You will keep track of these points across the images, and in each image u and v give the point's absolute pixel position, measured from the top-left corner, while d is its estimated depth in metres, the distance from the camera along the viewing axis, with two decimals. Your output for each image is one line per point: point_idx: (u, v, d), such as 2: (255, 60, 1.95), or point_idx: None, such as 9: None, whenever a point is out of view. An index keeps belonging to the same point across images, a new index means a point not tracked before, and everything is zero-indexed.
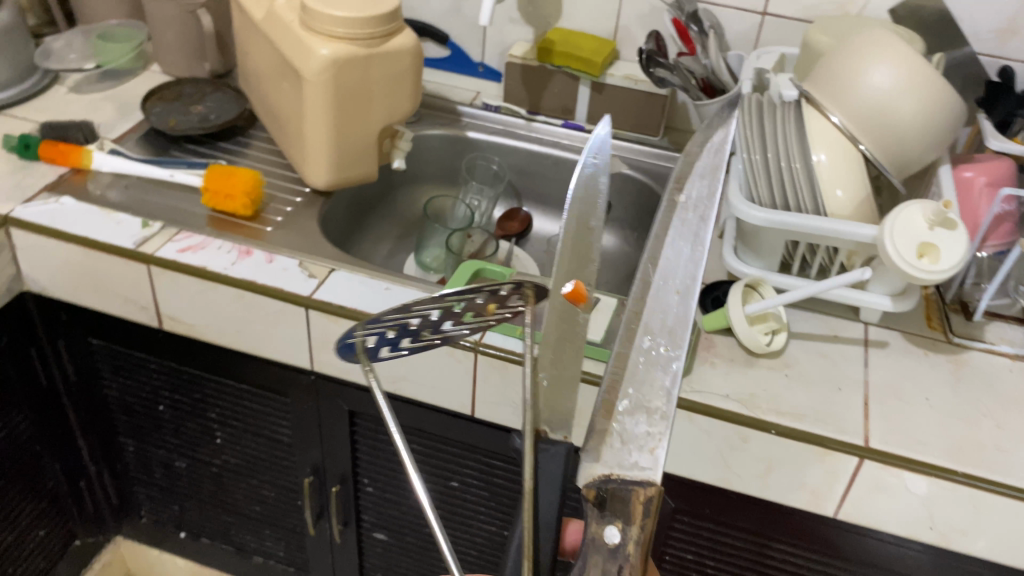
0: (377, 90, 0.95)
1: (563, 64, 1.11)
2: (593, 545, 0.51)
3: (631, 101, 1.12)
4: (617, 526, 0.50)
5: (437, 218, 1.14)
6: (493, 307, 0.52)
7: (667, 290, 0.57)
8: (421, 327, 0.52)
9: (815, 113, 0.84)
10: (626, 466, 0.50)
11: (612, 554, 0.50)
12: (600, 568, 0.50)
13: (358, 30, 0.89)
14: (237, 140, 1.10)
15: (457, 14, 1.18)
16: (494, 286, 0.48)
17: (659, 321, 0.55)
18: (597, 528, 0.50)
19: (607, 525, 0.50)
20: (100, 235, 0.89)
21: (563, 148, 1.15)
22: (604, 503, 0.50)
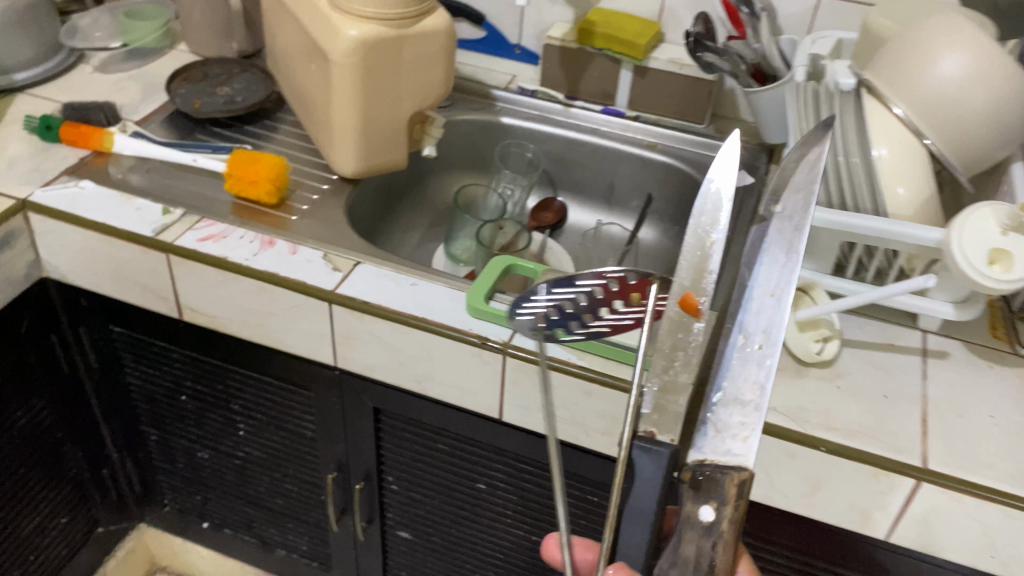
0: (408, 72, 0.90)
1: (605, 46, 1.05)
2: (688, 521, 0.51)
3: (675, 86, 1.07)
4: (710, 506, 0.50)
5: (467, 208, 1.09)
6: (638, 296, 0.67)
7: (757, 288, 0.51)
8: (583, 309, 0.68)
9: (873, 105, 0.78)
10: (719, 452, 0.50)
11: (707, 530, 0.50)
12: (695, 543, 0.51)
13: (388, 10, 0.85)
14: (264, 124, 1.06)
15: None
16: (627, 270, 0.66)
17: (750, 320, 0.51)
18: (691, 508, 0.50)
19: (702, 505, 0.50)
20: (119, 222, 0.86)
21: (602, 135, 1.10)
22: (698, 484, 0.50)
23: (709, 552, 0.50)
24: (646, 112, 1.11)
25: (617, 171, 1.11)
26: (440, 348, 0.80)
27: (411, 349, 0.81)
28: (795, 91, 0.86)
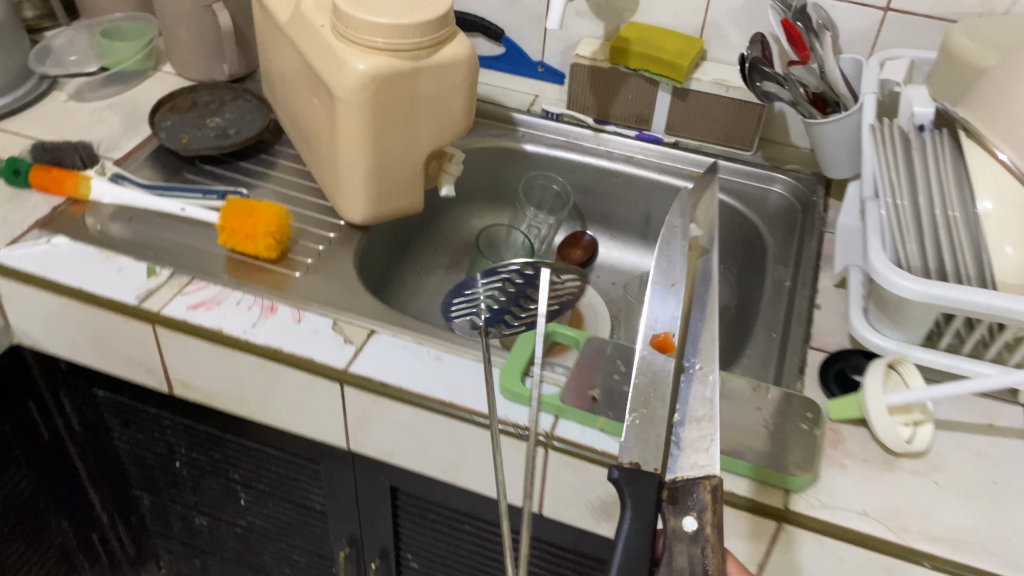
0: (425, 108, 0.79)
1: (639, 67, 0.94)
2: (674, 535, 0.52)
3: (719, 109, 0.96)
4: (692, 515, 0.52)
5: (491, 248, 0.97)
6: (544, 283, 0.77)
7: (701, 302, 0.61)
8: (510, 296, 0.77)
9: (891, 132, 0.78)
10: (688, 470, 0.54)
11: (693, 539, 0.51)
12: (687, 555, 0.51)
13: (401, 39, 0.73)
14: (261, 159, 0.95)
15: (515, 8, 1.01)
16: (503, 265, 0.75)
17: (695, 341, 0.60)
18: (674, 522, 0.52)
19: (684, 516, 0.52)
20: (99, 288, 0.75)
21: (637, 164, 0.99)
22: (678, 497, 0.53)
23: (702, 559, 0.51)
24: (686, 138, 1.00)
25: (654, 205, 1.00)
26: (469, 436, 0.69)
27: (436, 435, 0.71)
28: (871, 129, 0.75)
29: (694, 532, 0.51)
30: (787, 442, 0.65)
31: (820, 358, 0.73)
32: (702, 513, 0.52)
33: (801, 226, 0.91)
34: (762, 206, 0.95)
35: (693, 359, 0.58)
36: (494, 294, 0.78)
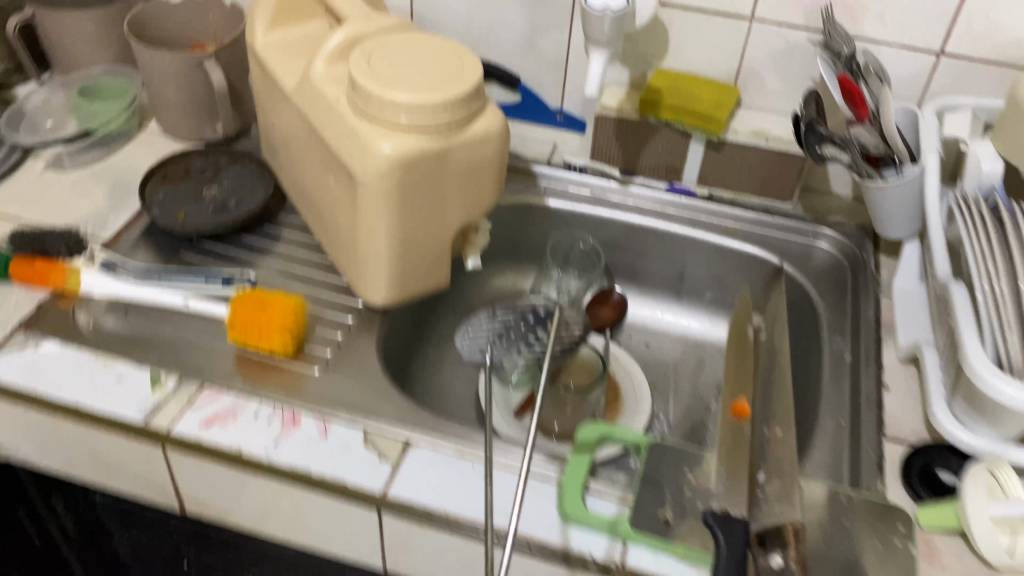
0: (454, 186, 0.72)
1: (672, 119, 0.87)
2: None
3: (757, 160, 0.89)
4: (778, 553, 0.54)
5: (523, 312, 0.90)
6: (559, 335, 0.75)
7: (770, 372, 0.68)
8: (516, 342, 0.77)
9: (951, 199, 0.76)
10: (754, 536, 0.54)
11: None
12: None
13: (431, 118, 0.66)
14: (265, 231, 0.86)
15: (532, 53, 0.93)
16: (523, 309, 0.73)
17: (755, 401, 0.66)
18: (763, 560, 0.55)
19: (771, 555, 0.55)
20: (99, 405, 0.67)
21: (668, 220, 0.92)
22: (766, 534, 0.56)
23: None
24: (720, 189, 0.93)
25: (688, 261, 0.93)
26: (525, 564, 0.63)
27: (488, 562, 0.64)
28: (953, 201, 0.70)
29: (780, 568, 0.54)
30: (883, 565, 0.59)
31: (899, 455, 0.68)
32: (788, 551, 0.54)
33: (853, 287, 0.85)
34: (808, 263, 0.89)
35: (770, 425, 0.62)
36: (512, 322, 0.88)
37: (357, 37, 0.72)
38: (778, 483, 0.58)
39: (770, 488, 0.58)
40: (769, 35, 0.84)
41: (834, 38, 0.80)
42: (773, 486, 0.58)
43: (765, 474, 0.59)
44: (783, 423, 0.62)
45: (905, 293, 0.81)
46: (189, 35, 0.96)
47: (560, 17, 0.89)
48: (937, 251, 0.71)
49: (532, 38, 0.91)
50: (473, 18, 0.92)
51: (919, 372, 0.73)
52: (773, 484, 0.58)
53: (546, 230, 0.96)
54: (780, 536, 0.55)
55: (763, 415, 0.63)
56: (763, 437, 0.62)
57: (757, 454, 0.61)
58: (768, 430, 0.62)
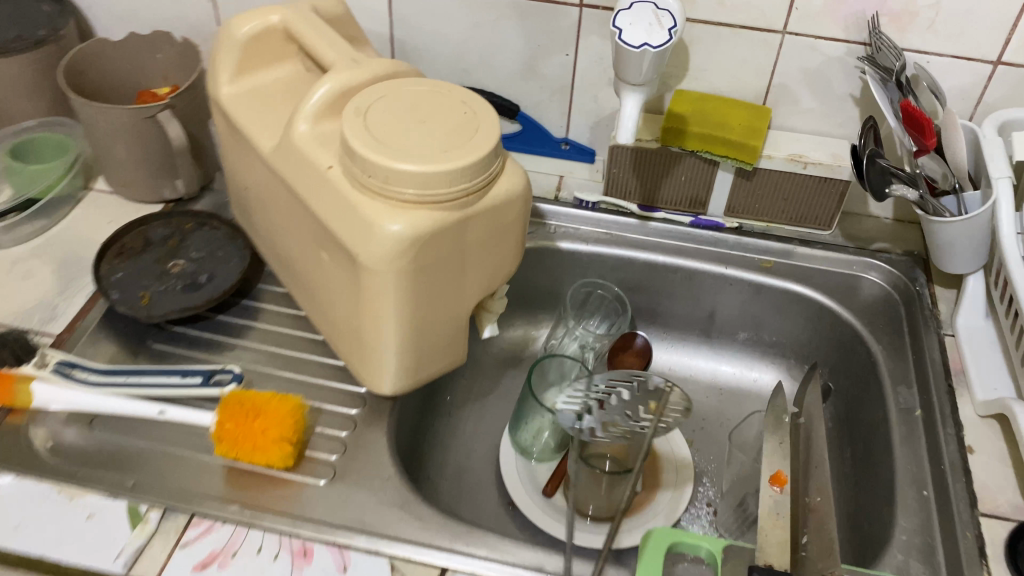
0: (473, 261, 0.61)
1: (698, 148, 0.77)
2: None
3: (793, 187, 0.80)
4: None
5: (543, 374, 0.80)
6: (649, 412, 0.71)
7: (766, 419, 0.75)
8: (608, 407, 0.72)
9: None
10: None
11: None
12: None
13: (446, 188, 0.55)
14: (245, 306, 0.75)
15: (532, 79, 0.82)
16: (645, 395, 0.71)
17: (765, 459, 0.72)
18: None
19: None
20: (68, 555, 0.56)
21: (697, 258, 0.83)
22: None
23: None
24: (751, 219, 0.84)
25: (719, 302, 0.84)
26: None
27: None
28: None
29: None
30: None
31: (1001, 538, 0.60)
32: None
33: (910, 325, 0.76)
34: (855, 299, 0.80)
35: (809, 491, 0.61)
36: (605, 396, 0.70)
37: (345, 89, 0.61)
38: (818, 543, 0.56)
39: (811, 548, 0.57)
40: (802, 49, 0.75)
41: (881, 52, 0.71)
42: (815, 546, 0.57)
43: (807, 535, 0.58)
44: (821, 490, 0.61)
45: (971, 332, 0.73)
46: (136, 77, 0.83)
47: (564, 38, 0.79)
48: (1022, 298, 0.63)
49: (533, 62, 0.81)
50: (463, 42, 0.81)
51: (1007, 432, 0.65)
52: (813, 543, 0.57)
53: (558, 275, 0.86)
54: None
55: (801, 478, 0.62)
56: (802, 505, 0.60)
57: (795, 520, 0.59)
58: (806, 499, 0.60)
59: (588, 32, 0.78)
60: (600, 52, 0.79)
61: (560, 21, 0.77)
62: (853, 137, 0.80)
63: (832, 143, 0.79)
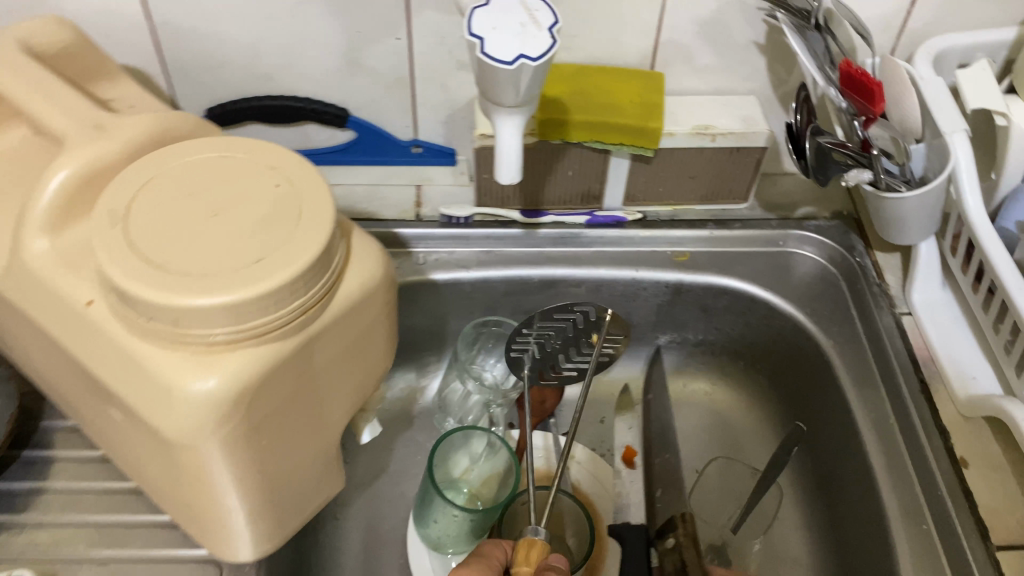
0: (329, 382, 0.44)
1: (585, 140, 0.61)
2: (661, 545, 0.59)
3: (700, 165, 0.65)
4: (671, 534, 0.59)
5: (447, 449, 0.64)
6: (595, 337, 0.65)
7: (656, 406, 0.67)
8: (546, 358, 0.66)
9: (992, 198, 0.57)
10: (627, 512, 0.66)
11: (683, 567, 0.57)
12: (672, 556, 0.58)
13: (272, 315, 0.38)
14: (27, 460, 0.55)
15: (355, 76, 0.63)
16: (587, 320, 0.65)
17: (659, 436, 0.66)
18: (663, 543, 0.59)
19: (666, 538, 0.59)
20: None
21: (600, 264, 0.68)
22: (662, 528, 0.60)
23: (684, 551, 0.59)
24: (654, 206, 0.69)
25: (632, 309, 0.70)
26: None
27: None
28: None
29: (673, 547, 0.58)
30: None
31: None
32: (676, 532, 0.58)
33: (858, 308, 0.65)
34: (787, 281, 0.68)
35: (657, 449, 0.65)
36: (548, 339, 0.65)
37: (90, 176, 0.41)
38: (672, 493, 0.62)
39: (665, 498, 0.62)
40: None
41: None
42: (668, 495, 0.62)
43: (660, 488, 0.63)
44: (667, 446, 0.65)
45: (931, 309, 0.62)
46: None
47: (389, 18, 0.60)
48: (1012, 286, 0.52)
49: (353, 55, 0.62)
50: (256, 41, 0.61)
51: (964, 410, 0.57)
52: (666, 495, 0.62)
53: (434, 310, 0.69)
54: (671, 523, 0.59)
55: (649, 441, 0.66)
56: (654, 467, 0.64)
57: (649, 478, 0.64)
58: (655, 456, 0.65)
59: (419, 8, 0.59)
60: (438, 32, 0.61)
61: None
62: (757, 90, 0.65)
63: (737, 102, 0.65)
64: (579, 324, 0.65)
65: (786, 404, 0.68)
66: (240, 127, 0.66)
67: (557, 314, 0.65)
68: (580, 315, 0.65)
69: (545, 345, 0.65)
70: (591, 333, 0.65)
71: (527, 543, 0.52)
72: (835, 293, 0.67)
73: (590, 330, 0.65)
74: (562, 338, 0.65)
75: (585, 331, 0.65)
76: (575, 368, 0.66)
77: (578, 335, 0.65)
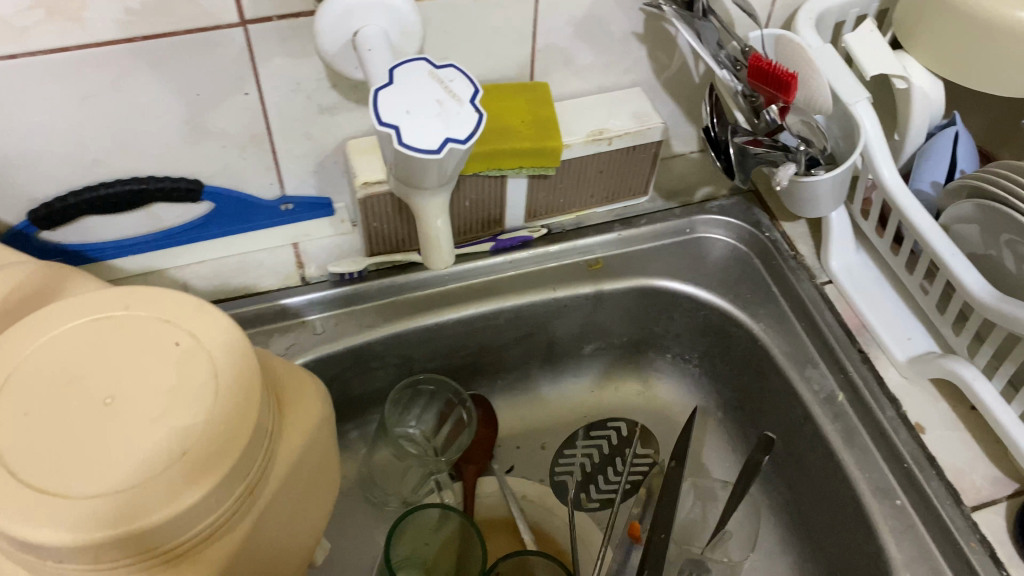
0: (287, 543, 0.38)
1: (482, 170, 0.56)
2: None
3: (599, 168, 0.61)
4: None
5: (416, 535, 0.58)
6: (626, 451, 0.68)
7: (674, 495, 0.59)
8: (591, 480, 0.66)
9: (897, 159, 0.56)
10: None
11: None
12: None
13: (211, 508, 0.31)
14: None
15: (203, 141, 0.54)
16: (614, 432, 0.69)
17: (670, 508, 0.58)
18: None
19: None
20: None
21: (515, 291, 0.64)
22: None
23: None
24: (556, 217, 0.65)
25: (555, 326, 0.67)
26: None
27: None
28: (958, 207, 0.51)
29: None
30: None
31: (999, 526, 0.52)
32: None
33: (779, 285, 0.64)
34: (702, 268, 0.66)
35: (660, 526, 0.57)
36: (588, 461, 0.68)
37: None
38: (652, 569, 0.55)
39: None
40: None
41: None
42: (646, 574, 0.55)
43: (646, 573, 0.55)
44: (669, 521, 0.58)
45: (850, 274, 0.62)
46: None
47: (233, 73, 0.51)
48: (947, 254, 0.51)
49: (197, 119, 0.53)
50: (76, 124, 0.50)
51: (907, 421, 0.56)
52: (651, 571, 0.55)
53: (344, 377, 0.62)
54: None
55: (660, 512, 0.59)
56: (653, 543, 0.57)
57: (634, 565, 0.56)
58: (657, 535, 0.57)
59: (267, 57, 0.51)
60: (293, 78, 0.53)
61: (218, 54, 0.49)
62: (641, 80, 0.62)
63: (624, 98, 0.61)
64: (616, 440, 0.69)
65: (725, 390, 0.68)
66: (73, 224, 0.55)
67: (597, 429, 0.70)
68: (615, 432, 0.69)
69: (589, 466, 0.67)
70: (625, 450, 0.68)
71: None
72: (751, 273, 0.65)
73: (621, 445, 0.69)
74: (601, 452, 0.68)
75: (616, 444, 0.69)
76: (613, 484, 0.66)
77: (608, 443, 0.69)
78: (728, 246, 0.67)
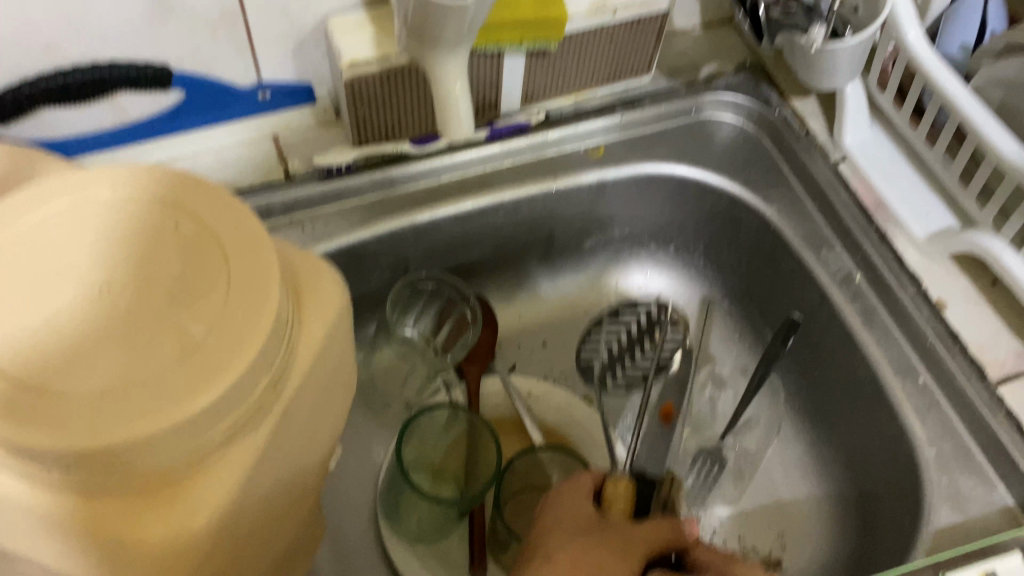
0: (307, 445, 0.35)
1: (480, 45, 0.51)
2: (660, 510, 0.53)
3: (600, 45, 0.57)
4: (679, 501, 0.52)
5: (423, 437, 0.56)
6: (659, 332, 0.64)
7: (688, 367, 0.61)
8: (616, 360, 0.64)
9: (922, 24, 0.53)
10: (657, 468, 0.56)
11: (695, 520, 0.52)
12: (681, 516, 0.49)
13: (234, 403, 0.27)
14: None
15: (170, 22, 0.49)
16: (644, 311, 0.65)
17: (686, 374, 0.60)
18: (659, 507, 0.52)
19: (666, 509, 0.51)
20: None
21: (515, 181, 0.60)
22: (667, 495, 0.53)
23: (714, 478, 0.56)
24: (557, 100, 0.61)
25: (556, 218, 0.63)
26: None
27: None
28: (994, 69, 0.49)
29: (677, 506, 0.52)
30: None
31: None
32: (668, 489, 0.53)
33: (790, 166, 0.61)
34: (709, 151, 0.63)
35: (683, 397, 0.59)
36: (615, 340, 0.64)
37: None
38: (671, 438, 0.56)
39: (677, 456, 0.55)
40: None
41: None
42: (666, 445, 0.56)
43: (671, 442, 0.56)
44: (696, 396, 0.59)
45: (865, 150, 0.59)
46: None
47: None
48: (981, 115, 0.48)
49: None
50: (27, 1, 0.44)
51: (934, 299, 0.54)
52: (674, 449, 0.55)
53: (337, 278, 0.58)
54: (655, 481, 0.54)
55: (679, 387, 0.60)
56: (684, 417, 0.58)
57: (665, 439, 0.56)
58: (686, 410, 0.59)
59: None
60: None
61: None
62: None
63: None
64: (648, 316, 0.65)
65: (732, 279, 0.66)
66: (31, 119, 0.50)
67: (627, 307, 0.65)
68: (646, 309, 0.65)
69: (614, 346, 0.64)
70: (656, 330, 0.64)
71: (611, 480, 0.49)
72: (761, 153, 0.62)
73: (653, 326, 0.64)
74: (629, 333, 0.64)
75: (646, 325, 0.64)
76: (639, 365, 0.63)
77: (636, 326, 0.64)
78: (735, 127, 0.63)
